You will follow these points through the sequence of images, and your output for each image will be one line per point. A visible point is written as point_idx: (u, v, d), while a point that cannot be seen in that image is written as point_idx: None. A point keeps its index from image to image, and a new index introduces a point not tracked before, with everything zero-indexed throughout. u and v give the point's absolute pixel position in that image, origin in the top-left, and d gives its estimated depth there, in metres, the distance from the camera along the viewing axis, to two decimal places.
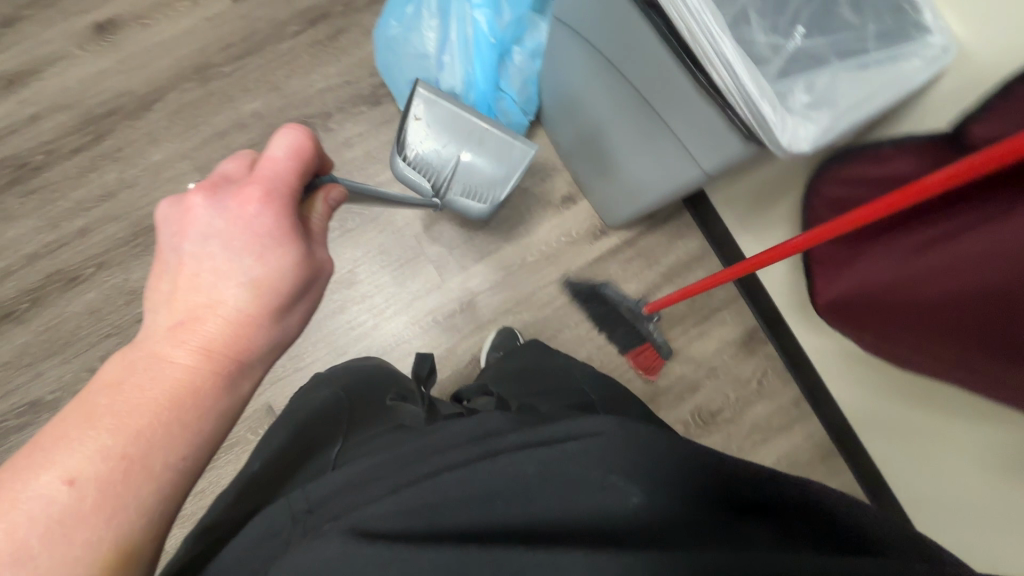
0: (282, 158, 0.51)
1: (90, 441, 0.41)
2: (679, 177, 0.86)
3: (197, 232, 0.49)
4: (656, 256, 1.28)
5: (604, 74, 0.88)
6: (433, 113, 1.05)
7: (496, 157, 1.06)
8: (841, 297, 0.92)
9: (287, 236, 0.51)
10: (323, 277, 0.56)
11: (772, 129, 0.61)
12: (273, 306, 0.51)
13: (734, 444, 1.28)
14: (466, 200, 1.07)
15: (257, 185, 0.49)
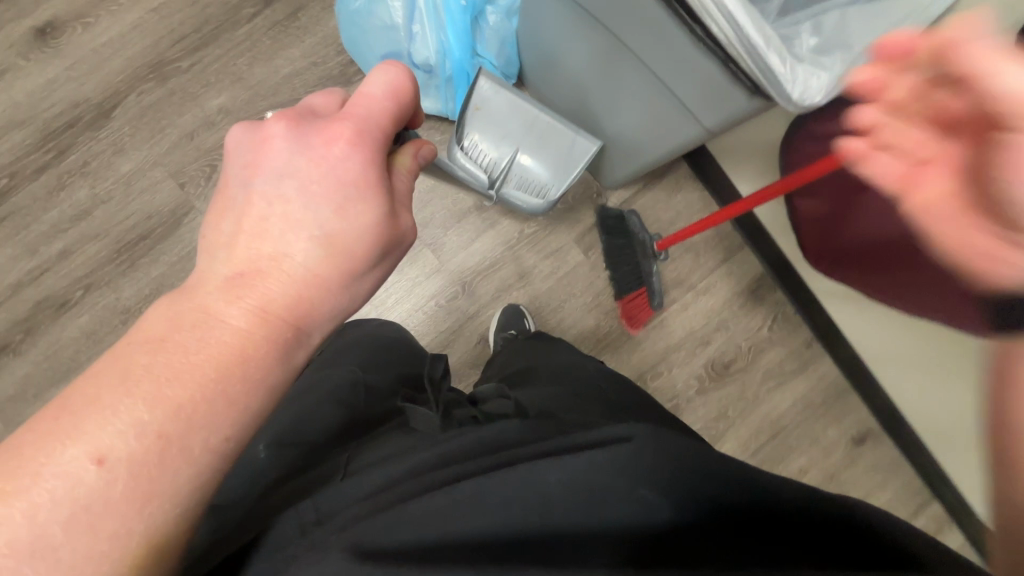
0: (381, 95, 0.50)
1: (123, 412, 0.36)
2: (679, 135, 0.81)
3: (273, 168, 0.47)
4: (657, 213, 1.24)
5: (589, 33, 0.82)
6: (492, 105, 1.04)
7: (557, 150, 1.03)
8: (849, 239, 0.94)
9: (371, 186, 0.48)
10: (400, 245, 0.53)
11: (780, 82, 0.56)
12: (345, 267, 0.48)
13: (749, 393, 1.28)
14: (521, 194, 1.04)
15: (349, 123, 0.48)
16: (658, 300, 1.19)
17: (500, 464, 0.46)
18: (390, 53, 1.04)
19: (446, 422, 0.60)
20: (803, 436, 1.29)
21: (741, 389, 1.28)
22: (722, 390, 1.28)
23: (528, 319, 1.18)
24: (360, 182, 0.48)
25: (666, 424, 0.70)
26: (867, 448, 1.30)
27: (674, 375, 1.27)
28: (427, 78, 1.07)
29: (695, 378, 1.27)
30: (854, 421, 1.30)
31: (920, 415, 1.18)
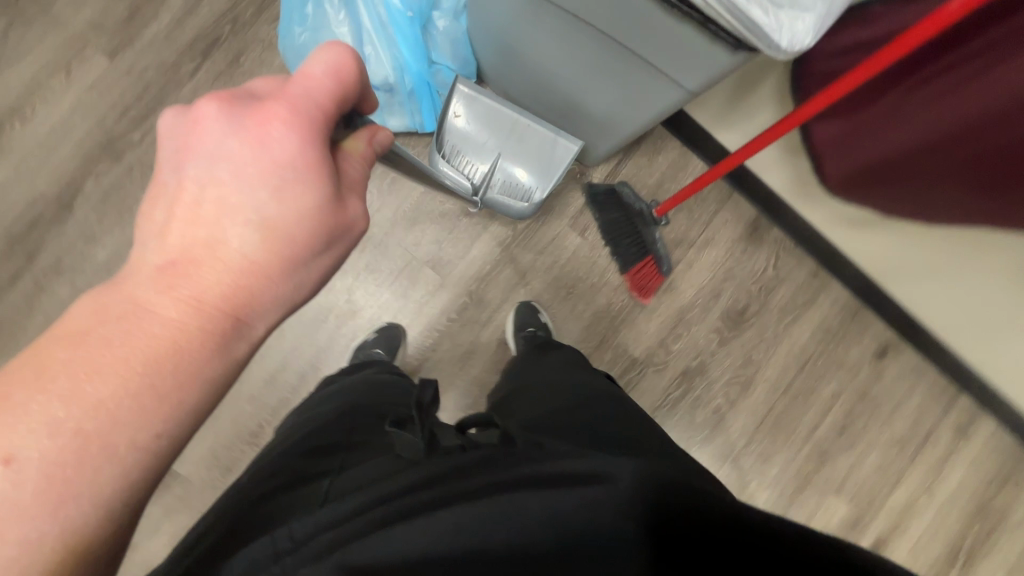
0: (315, 76, 0.47)
1: (37, 408, 0.37)
2: (660, 102, 0.79)
3: (206, 151, 0.47)
4: (644, 179, 1.24)
5: (548, 19, 0.80)
6: (470, 109, 1.05)
7: (539, 153, 1.05)
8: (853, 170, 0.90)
9: (310, 171, 0.47)
10: (347, 234, 0.52)
11: (767, 35, 0.54)
12: (283, 256, 0.47)
13: (768, 334, 1.30)
14: (505, 201, 1.04)
15: (284, 103, 0.46)
16: (665, 263, 1.18)
17: (467, 497, 0.49)
18: None
19: (431, 449, 0.57)
20: (827, 361, 1.31)
21: (760, 331, 1.30)
22: (742, 337, 1.29)
23: (542, 313, 1.18)
24: (295, 169, 0.47)
25: (661, 444, 0.70)
26: (890, 358, 1.33)
27: (694, 333, 1.28)
28: (389, 98, 1.04)
29: (714, 331, 1.28)
30: (874, 336, 1.33)
31: (946, 313, 1.20)
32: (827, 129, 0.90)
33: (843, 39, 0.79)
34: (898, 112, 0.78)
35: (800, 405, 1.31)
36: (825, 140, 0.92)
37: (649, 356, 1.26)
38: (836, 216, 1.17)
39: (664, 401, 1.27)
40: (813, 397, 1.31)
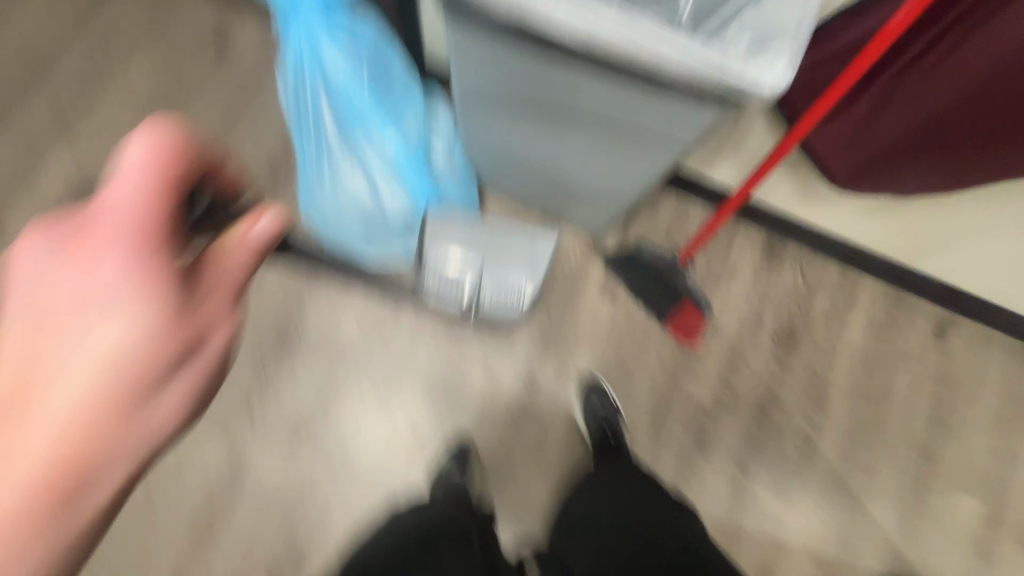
0: (126, 170, 0.36)
1: None
2: (660, 162, 0.86)
3: (18, 283, 0.36)
4: (654, 233, 1.31)
5: (541, 121, 0.88)
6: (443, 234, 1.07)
7: (521, 253, 1.10)
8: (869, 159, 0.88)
9: (149, 292, 0.37)
10: (210, 347, 0.41)
11: (748, 85, 0.59)
12: (123, 399, 0.36)
13: (821, 344, 1.30)
14: (495, 305, 1.12)
15: (98, 213, 0.36)
16: (705, 303, 1.20)
17: None
18: (367, 225, 1.08)
19: None
20: (891, 355, 1.30)
21: (814, 344, 1.29)
22: (798, 354, 1.29)
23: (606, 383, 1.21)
24: (137, 283, 0.37)
25: None
26: (951, 335, 1.32)
27: (752, 366, 1.27)
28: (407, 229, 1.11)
29: (771, 357, 1.28)
30: (925, 319, 1.33)
31: (984, 275, 1.22)
32: (820, 141, 0.92)
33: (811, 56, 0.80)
34: (885, 105, 0.79)
35: (883, 407, 1.27)
36: (821, 150, 0.93)
37: (717, 400, 1.24)
38: (846, 213, 1.23)
39: (747, 441, 1.23)
40: (892, 395, 1.28)
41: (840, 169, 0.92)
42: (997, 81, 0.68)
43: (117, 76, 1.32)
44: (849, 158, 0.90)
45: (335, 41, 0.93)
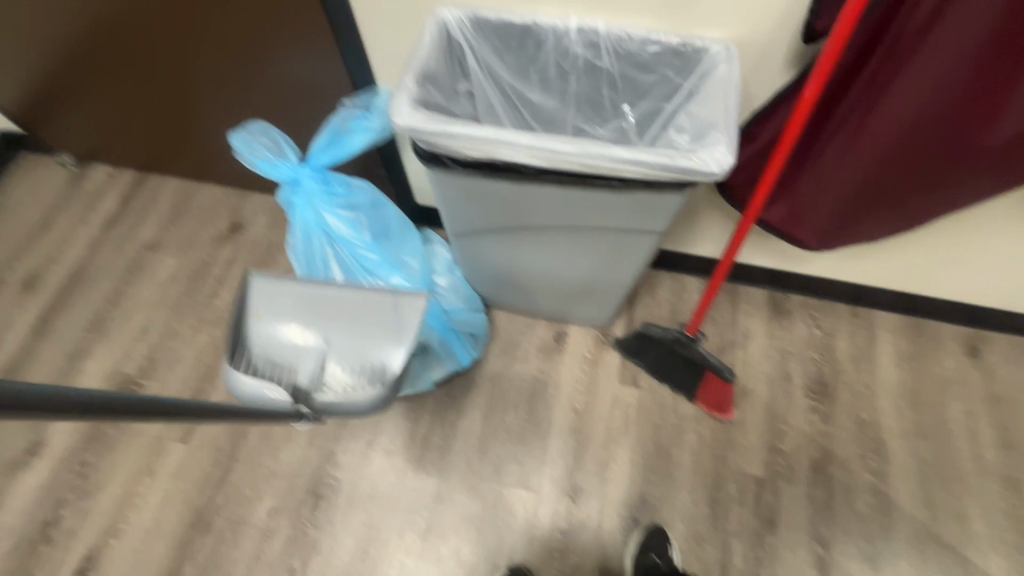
0: None
1: None
2: (643, 250, 0.93)
3: None
4: (659, 314, 1.35)
5: (528, 236, 0.97)
6: (274, 297, 0.79)
7: (383, 316, 0.78)
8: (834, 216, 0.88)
9: None
10: None
11: (701, 170, 0.65)
12: None
13: (857, 388, 1.27)
14: (349, 390, 0.74)
15: None
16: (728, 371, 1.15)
17: None
18: None
19: None
20: (931, 384, 1.28)
21: (849, 390, 1.27)
22: (837, 403, 1.25)
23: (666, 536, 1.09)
24: None
25: None
26: (984, 352, 1.31)
27: (794, 424, 1.23)
28: (424, 356, 1.18)
29: (811, 411, 1.24)
30: (949, 342, 1.32)
31: (987, 287, 1.24)
32: (776, 213, 0.92)
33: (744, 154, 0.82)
34: (831, 164, 0.82)
35: (943, 440, 1.21)
36: (780, 221, 0.92)
37: (770, 468, 1.18)
38: (835, 260, 1.26)
39: (815, 507, 1.15)
40: (949, 425, 1.23)
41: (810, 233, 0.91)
42: (930, 118, 0.72)
43: (146, 271, 1.44)
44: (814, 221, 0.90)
45: (335, 208, 1.05)
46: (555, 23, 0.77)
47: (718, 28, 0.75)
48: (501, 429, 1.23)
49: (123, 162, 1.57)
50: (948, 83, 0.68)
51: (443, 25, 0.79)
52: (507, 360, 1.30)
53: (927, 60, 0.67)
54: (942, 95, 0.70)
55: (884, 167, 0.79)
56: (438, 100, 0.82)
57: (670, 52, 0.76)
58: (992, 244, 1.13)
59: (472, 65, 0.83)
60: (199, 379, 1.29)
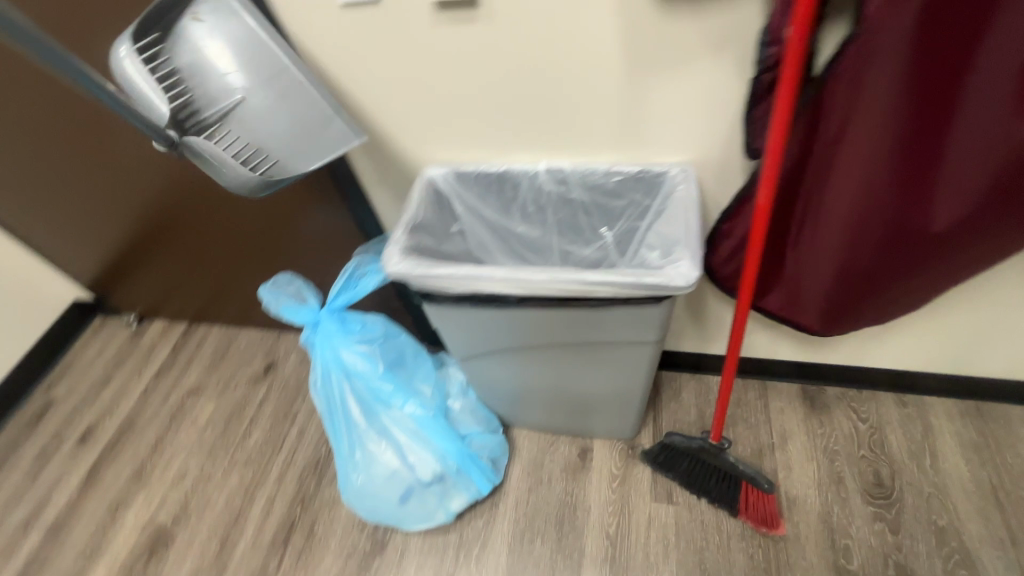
0: None
1: None
2: (643, 359, 0.93)
3: None
4: (686, 420, 1.29)
5: (529, 355, 0.99)
6: (219, 30, 0.73)
7: (300, 128, 0.79)
8: (831, 293, 0.83)
9: None
10: None
11: (670, 285, 0.68)
12: None
13: (924, 488, 1.13)
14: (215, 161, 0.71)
15: None
16: (765, 479, 1.08)
17: None
18: (406, 492, 1.13)
19: None
20: (1013, 478, 1.12)
21: (915, 491, 1.13)
22: (905, 508, 1.11)
23: None
24: None
25: None
26: None
27: (859, 537, 1.09)
28: (443, 484, 1.15)
29: (875, 521, 1.10)
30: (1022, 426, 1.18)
31: None
32: (776, 298, 0.90)
33: (724, 247, 0.84)
34: (809, 250, 0.80)
35: None
36: (782, 307, 0.91)
37: None
38: (863, 349, 1.20)
39: None
40: None
41: (812, 311, 0.87)
42: (890, 183, 0.68)
43: (188, 417, 1.52)
44: (813, 299, 0.85)
45: (351, 343, 1.12)
46: (525, 169, 0.87)
47: (673, 154, 0.80)
48: (531, 562, 1.14)
49: (177, 316, 1.75)
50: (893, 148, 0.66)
51: (430, 181, 0.90)
52: (530, 482, 1.25)
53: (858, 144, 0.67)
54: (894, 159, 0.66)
55: (865, 250, 0.75)
56: (430, 243, 0.91)
57: (633, 180, 0.83)
58: None
59: (460, 210, 0.94)
60: (228, 523, 1.30)
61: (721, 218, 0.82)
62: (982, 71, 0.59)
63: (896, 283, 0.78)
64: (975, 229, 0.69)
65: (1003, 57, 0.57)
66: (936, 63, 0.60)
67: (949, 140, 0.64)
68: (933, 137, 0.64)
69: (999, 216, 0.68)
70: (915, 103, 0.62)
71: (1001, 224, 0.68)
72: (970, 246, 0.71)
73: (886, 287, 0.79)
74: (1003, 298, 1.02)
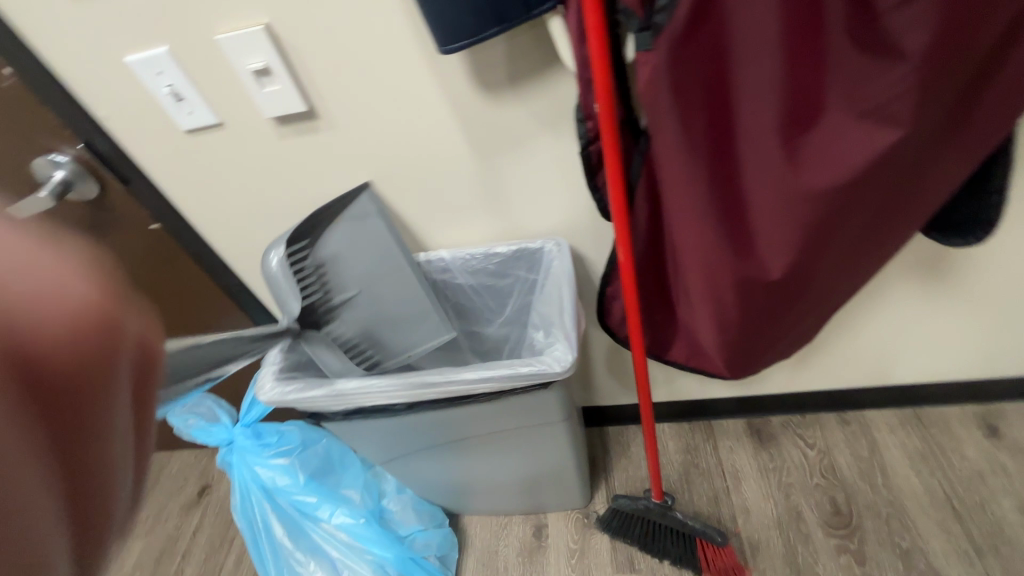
0: None
1: None
2: (560, 437, 0.89)
3: None
4: (637, 475, 1.25)
5: (446, 453, 0.93)
6: (358, 234, 0.77)
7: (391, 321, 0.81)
8: (723, 344, 0.72)
9: None
10: None
11: (541, 372, 0.66)
12: None
13: (881, 509, 1.10)
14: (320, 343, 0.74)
15: None
16: (717, 531, 1.04)
17: None
18: None
19: None
20: (964, 483, 1.10)
21: (872, 514, 1.09)
22: (865, 533, 1.07)
23: None
24: None
25: None
26: (1004, 429, 1.16)
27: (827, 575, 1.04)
28: None
29: (840, 554, 1.06)
30: (961, 427, 1.18)
31: (958, 360, 1.14)
32: (679, 350, 0.85)
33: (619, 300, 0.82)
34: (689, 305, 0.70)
35: (1008, 551, 1.01)
36: (689, 356, 0.85)
37: None
38: (792, 375, 1.19)
39: None
40: (1007, 531, 1.04)
41: (716, 363, 0.78)
42: (725, 235, 0.56)
43: None
44: (712, 351, 0.75)
45: (264, 458, 1.04)
46: None
47: (544, 227, 0.82)
48: None
49: None
50: (710, 196, 0.53)
51: None
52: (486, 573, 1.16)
53: (667, 196, 0.55)
54: (718, 207, 0.54)
55: (734, 306, 0.62)
56: None
57: (512, 258, 0.83)
58: (935, 323, 1.06)
59: None
60: None
61: (602, 282, 0.82)
62: (748, 96, 0.47)
63: (786, 319, 0.65)
64: (834, 258, 0.56)
65: (762, 71, 0.45)
66: (698, 93, 0.48)
67: (752, 175, 0.50)
68: (737, 173, 0.52)
69: (855, 235, 0.54)
70: (701, 138, 0.50)
71: (865, 239, 0.56)
72: (834, 269, 0.58)
73: (779, 327, 0.67)
74: (903, 308, 1.04)
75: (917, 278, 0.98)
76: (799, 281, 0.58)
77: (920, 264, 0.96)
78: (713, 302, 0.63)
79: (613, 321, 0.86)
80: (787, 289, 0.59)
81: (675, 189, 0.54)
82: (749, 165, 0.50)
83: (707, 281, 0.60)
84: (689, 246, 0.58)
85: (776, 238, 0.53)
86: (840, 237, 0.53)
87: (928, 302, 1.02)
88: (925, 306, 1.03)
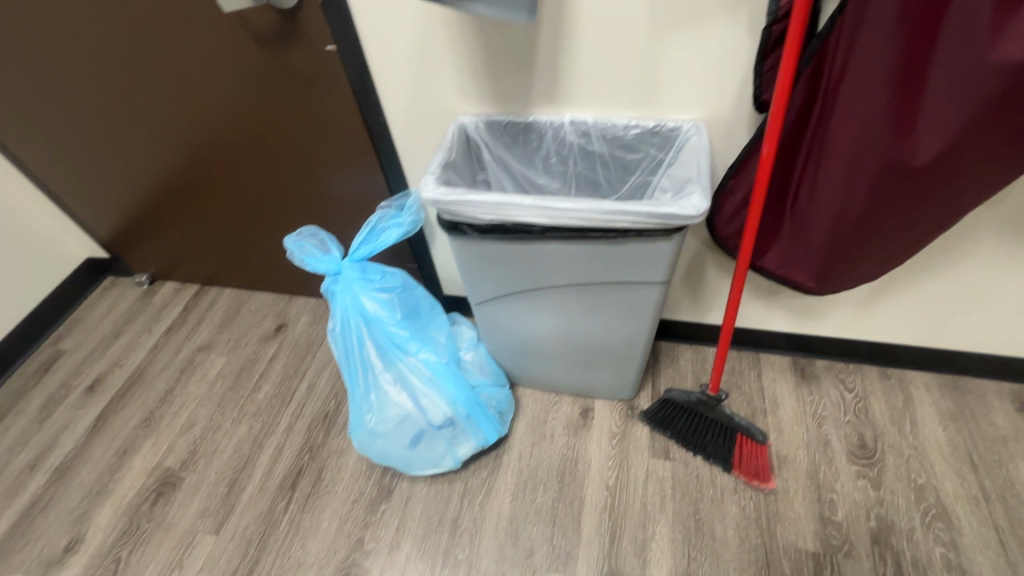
0: None
1: None
2: (647, 307, 0.99)
3: None
4: (682, 384, 1.36)
5: (542, 304, 1.05)
6: None
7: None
8: (831, 236, 0.82)
9: None
10: None
11: (679, 212, 0.77)
12: None
13: (904, 450, 1.20)
14: None
15: None
16: (759, 431, 1.15)
17: None
18: (417, 436, 1.17)
19: None
20: (987, 443, 1.20)
21: (894, 452, 1.20)
22: (885, 466, 1.18)
23: None
24: None
25: None
26: None
27: (844, 492, 1.15)
28: (452, 430, 1.20)
29: (859, 478, 1.17)
30: (995, 399, 1.27)
31: (1011, 335, 1.21)
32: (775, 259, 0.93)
33: (739, 194, 0.90)
34: (815, 193, 0.80)
35: (1015, 504, 1.12)
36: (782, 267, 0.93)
37: (826, 543, 1.09)
38: (850, 319, 1.28)
39: None
40: (1018, 487, 1.14)
41: (812, 264, 0.88)
42: (892, 108, 0.67)
43: (197, 370, 1.55)
44: (815, 247, 0.85)
45: (372, 289, 1.13)
46: (552, 120, 0.96)
47: (686, 113, 0.89)
48: (534, 506, 1.19)
49: (189, 278, 1.78)
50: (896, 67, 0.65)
51: (461, 125, 0.99)
52: (534, 437, 1.30)
53: (856, 62, 0.67)
54: (898, 78, 0.65)
55: (865, 186, 0.74)
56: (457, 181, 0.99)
57: (649, 133, 0.92)
58: (1001, 291, 1.14)
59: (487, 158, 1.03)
60: (236, 466, 1.32)
61: (725, 177, 0.90)
62: None
63: (907, 216, 0.75)
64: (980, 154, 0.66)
65: None
66: None
67: (944, 50, 0.61)
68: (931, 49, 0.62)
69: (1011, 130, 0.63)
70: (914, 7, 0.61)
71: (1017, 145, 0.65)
72: (973, 169, 0.67)
73: (893, 227, 0.77)
74: (977, 269, 1.11)
75: (1002, 238, 1.05)
76: (938, 169, 0.68)
77: (1011, 225, 1.02)
78: (848, 178, 0.75)
79: (723, 217, 0.94)
80: (928, 176, 0.70)
81: (866, 55, 0.66)
82: (947, 40, 0.61)
83: (854, 153, 0.72)
84: (852, 115, 0.70)
85: (939, 116, 0.64)
86: (995, 129, 0.63)
87: (1005, 266, 1.09)
88: (999, 270, 1.10)
